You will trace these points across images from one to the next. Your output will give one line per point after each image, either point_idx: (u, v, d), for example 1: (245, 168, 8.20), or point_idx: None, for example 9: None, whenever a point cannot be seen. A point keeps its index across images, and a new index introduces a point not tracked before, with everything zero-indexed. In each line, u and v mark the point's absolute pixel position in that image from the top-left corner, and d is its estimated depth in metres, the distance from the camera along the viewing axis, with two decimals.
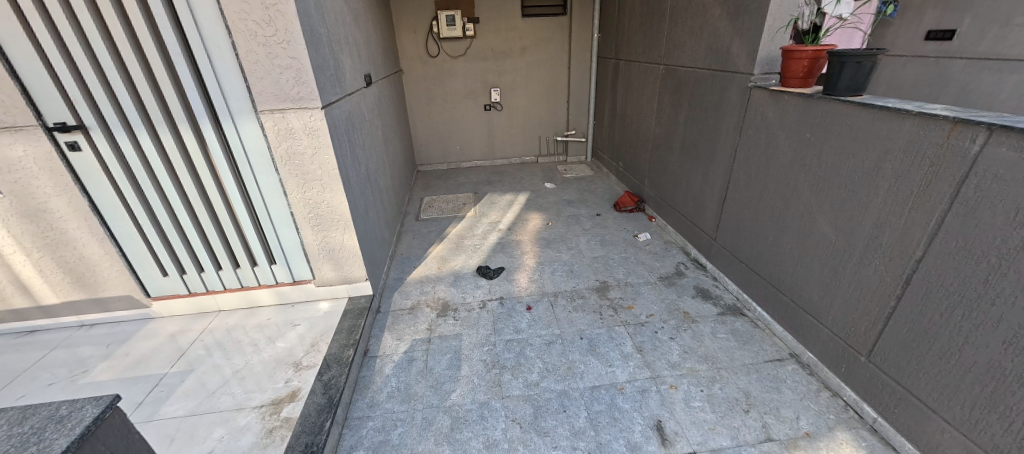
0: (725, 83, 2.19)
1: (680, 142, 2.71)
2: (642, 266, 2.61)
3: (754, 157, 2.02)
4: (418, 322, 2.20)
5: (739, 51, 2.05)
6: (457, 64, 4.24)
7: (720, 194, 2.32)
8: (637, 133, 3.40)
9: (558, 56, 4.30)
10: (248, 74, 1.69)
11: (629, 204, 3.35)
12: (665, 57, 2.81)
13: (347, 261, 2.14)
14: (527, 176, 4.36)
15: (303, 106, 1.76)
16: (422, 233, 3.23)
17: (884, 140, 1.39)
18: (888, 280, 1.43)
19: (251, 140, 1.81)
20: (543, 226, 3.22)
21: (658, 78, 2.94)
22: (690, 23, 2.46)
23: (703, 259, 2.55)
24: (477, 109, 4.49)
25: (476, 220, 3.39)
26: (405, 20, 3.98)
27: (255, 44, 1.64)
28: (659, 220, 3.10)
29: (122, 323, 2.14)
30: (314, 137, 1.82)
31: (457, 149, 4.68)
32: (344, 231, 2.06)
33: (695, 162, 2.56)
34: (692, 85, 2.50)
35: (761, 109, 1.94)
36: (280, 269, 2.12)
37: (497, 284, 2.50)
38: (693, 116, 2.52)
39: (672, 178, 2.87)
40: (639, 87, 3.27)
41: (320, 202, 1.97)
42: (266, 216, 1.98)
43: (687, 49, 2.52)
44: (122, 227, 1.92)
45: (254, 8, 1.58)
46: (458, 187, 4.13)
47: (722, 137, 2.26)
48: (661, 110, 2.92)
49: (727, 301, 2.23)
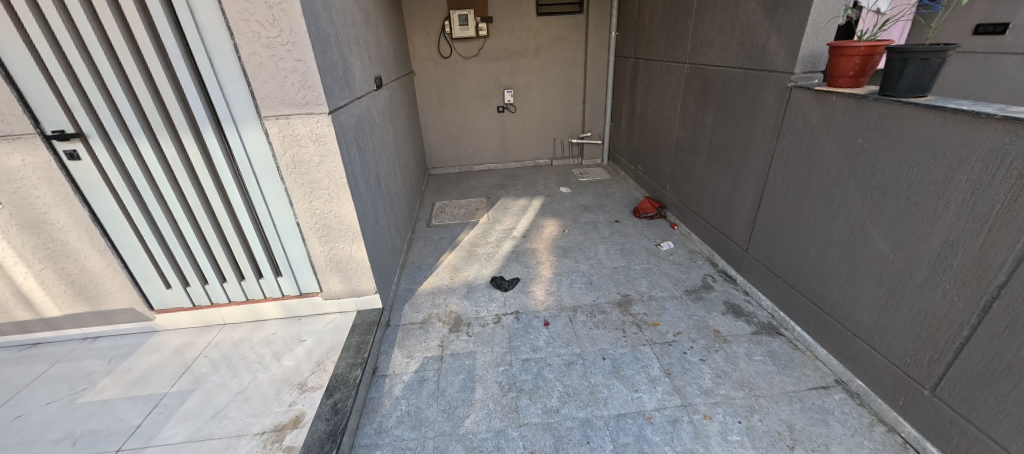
0: (760, 82, 2.02)
1: (706, 146, 2.55)
2: (666, 278, 2.45)
3: (794, 164, 1.86)
4: (429, 337, 2.09)
5: (778, 47, 1.89)
6: (470, 65, 4.13)
7: (754, 202, 2.16)
8: (658, 135, 3.23)
9: (574, 56, 4.16)
10: (251, 78, 1.58)
11: (649, 210, 3.20)
12: (690, 55, 2.65)
13: (356, 273, 2.04)
14: (541, 180, 4.22)
15: (309, 111, 1.65)
16: (433, 240, 3.12)
17: (958, 147, 1.23)
18: (960, 306, 1.26)
19: (255, 148, 1.72)
20: (559, 233, 3.09)
21: (682, 77, 2.77)
22: (720, 19, 2.30)
23: (732, 271, 2.39)
24: (490, 110, 4.37)
25: (489, 226, 3.27)
26: (417, 20, 3.88)
27: (259, 46, 1.53)
28: (683, 227, 2.94)
29: (126, 336, 2.08)
30: (321, 144, 1.72)
31: (470, 152, 4.57)
32: (352, 242, 1.95)
33: (723, 167, 2.39)
34: (721, 85, 2.34)
35: (803, 111, 1.77)
36: (286, 281, 2.03)
37: (513, 297, 2.38)
38: (722, 118, 2.35)
39: (698, 184, 2.70)
40: (661, 87, 3.11)
41: (328, 213, 1.87)
42: (272, 227, 1.89)
43: (716, 47, 2.36)
44: (124, 238, 1.85)
45: (257, 8, 1.48)
46: (470, 192, 4.02)
47: (756, 140, 2.09)
48: (685, 111, 2.76)
49: (760, 318, 2.06)
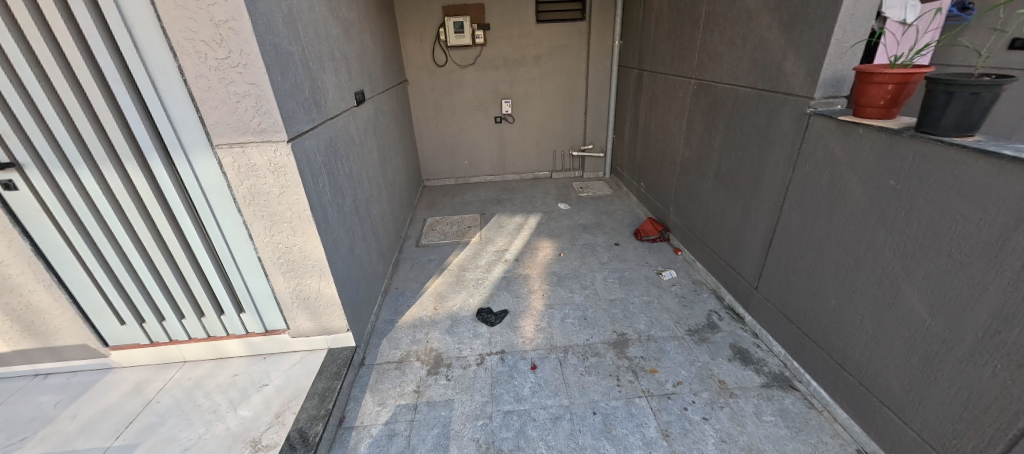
0: (774, 106, 1.81)
1: (714, 169, 2.34)
2: (667, 314, 2.24)
3: (812, 199, 1.65)
4: (405, 380, 1.91)
5: (795, 67, 1.68)
6: (466, 74, 3.95)
7: (765, 237, 1.95)
8: (662, 153, 3.03)
9: (575, 65, 3.96)
10: (200, 103, 1.42)
11: (651, 233, 3.00)
12: (697, 70, 2.44)
13: (325, 311, 1.87)
14: (539, 194, 4.03)
15: (266, 139, 1.48)
16: (421, 262, 2.94)
17: (1017, 203, 1.02)
18: (1014, 392, 1.05)
19: (208, 178, 1.55)
20: (554, 257, 2.90)
21: (688, 93, 2.56)
22: (731, 32, 2.09)
23: (740, 309, 2.18)
24: (487, 120, 4.18)
25: (481, 247, 3.09)
26: (411, 27, 3.71)
27: (206, 68, 1.37)
28: (687, 254, 2.73)
29: (79, 373, 1.92)
30: (280, 175, 1.55)
31: (466, 164, 4.39)
32: (320, 278, 1.78)
33: (732, 194, 2.19)
34: (731, 104, 2.13)
35: (824, 141, 1.57)
36: (249, 318, 1.87)
37: (499, 333, 2.19)
38: (732, 141, 2.15)
39: (704, 209, 2.49)
40: (665, 103, 2.91)
41: (292, 247, 1.70)
42: (232, 262, 1.72)
43: (726, 63, 2.15)
44: (72, 272, 1.69)
45: (202, 26, 1.31)
46: (465, 207, 3.84)
47: (768, 168, 1.89)
48: (692, 130, 2.56)
49: (771, 368, 1.85)
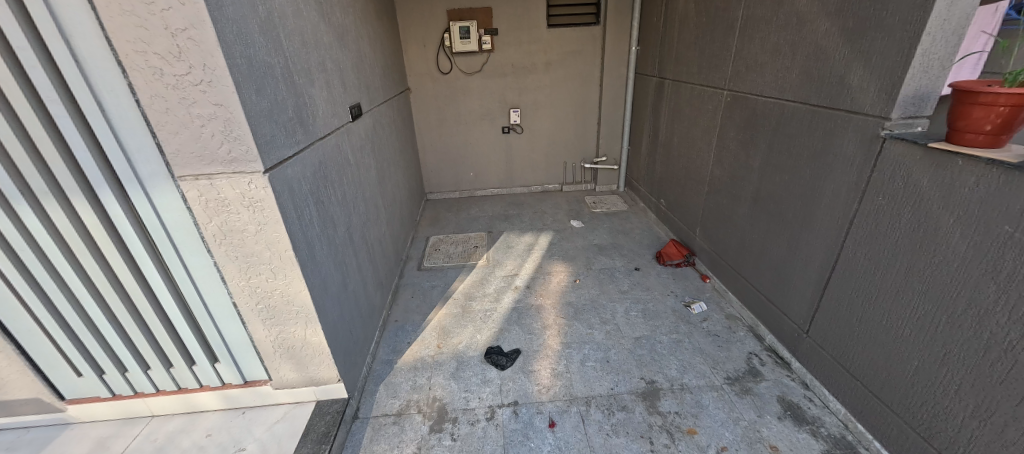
0: (834, 126, 1.56)
1: (752, 193, 2.08)
2: (702, 358, 1.98)
3: (887, 238, 1.39)
4: (403, 440, 1.65)
5: (865, 82, 1.43)
6: (472, 82, 3.71)
7: (821, 275, 1.69)
8: (686, 170, 2.78)
9: (588, 73, 3.72)
10: (157, 128, 1.17)
11: (674, 257, 2.74)
12: (731, 80, 2.18)
13: (312, 361, 1.62)
14: (550, 210, 3.77)
15: (238, 170, 1.24)
16: (423, 289, 2.69)
17: None
18: None
19: (172, 214, 1.30)
20: (569, 284, 2.64)
21: (720, 106, 2.31)
22: (776, 39, 1.83)
23: (785, 353, 1.92)
24: (494, 131, 3.94)
25: (489, 271, 2.84)
26: (413, 32, 3.48)
27: (163, 86, 1.13)
28: (717, 283, 2.47)
29: (33, 430, 1.68)
30: (256, 210, 1.31)
31: (471, 176, 4.15)
32: (305, 326, 1.53)
33: (775, 223, 1.93)
34: (775, 121, 1.87)
35: (908, 171, 1.31)
36: (225, 369, 1.62)
37: (511, 379, 1.93)
38: (776, 163, 1.89)
39: (739, 236, 2.22)
40: (690, 116, 2.66)
41: (273, 292, 1.45)
42: (202, 308, 1.48)
43: (768, 74, 1.89)
44: (17, 321, 1.45)
45: (156, 36, 1.07)
46: (470, 224, 3.59)
47: (825, 197, 1.63)
48: (723, 147, 2.30)
49: (831, 430, 1.58)
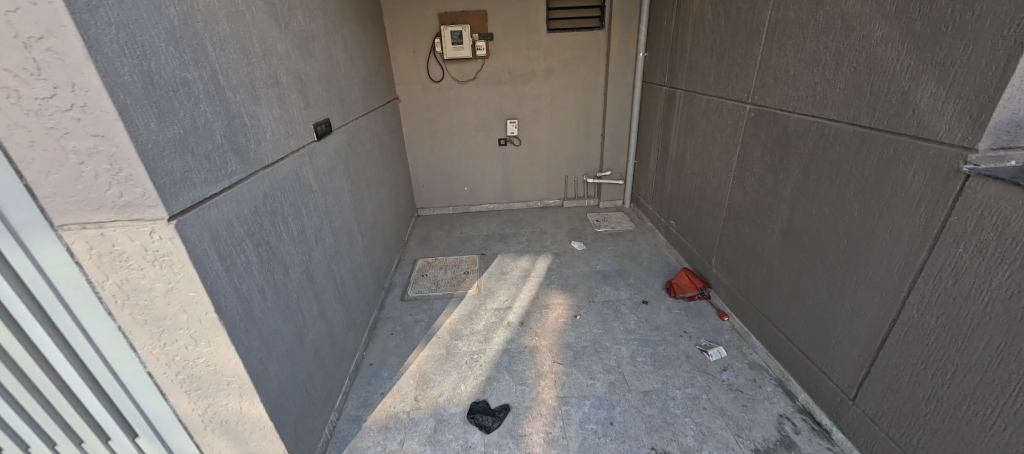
0: (895, 154, 1.26)
1: (781, 225, 1.78)
2: (723, 421, 1.67)
3: (971, 301, 1.09)
4: None
5: (941, 103, 1.13)
6: (466, 90, 3.43)
7: (874, 335, 1.38)
8: (701, 192, 2.47)
9: (591, 81, 3.44)
10: (22, 166, 0.90)
11: (687, 289, 2.43)
12: (757, 94, 1.88)
13: (252, 436, 1.33)
14: (549, 229, 3.48)
15: (134, 218, 0.96)
16: (404, 324, 2.40)
17: None
18: None
19: (62, 270, 1.02)
20: (568, 320, 2.34)
21: (741, 122, 2.01)
22: (814, 47, 1.54)
23: (824, 419, 1.60)
24: (490, 143, 3.65)
25: (479, 303, 2.55)
26: (402, 36, 3.21)
27: (21, 113, 0.85)
28: (738, 323, 2.16)
29: None
30: (164, 266, 1.03)
31: (466, 191, 3.86)
32: (239, 398, 1.25)
33: (811, 262, 1.63)
34: (812, 144, 1.57)
35: (1005, 220, 1.00)
36: (147, 446, 1.33)
37: (498, 446, 1.64)
38: (813, 192, 1.58)
39: (765, 273, 1.92)
40: (706, 132, 2.37)
41: (195, 360, 1.17)
42: (111, 378, 1.19)
43: (803, 89, 1.60)
44: None
45: (5, 48, 0.80)
46: (462, 245, 3.30)
47: (881, 239, 1.32)
48: (745, 170, 2.00)
49: None
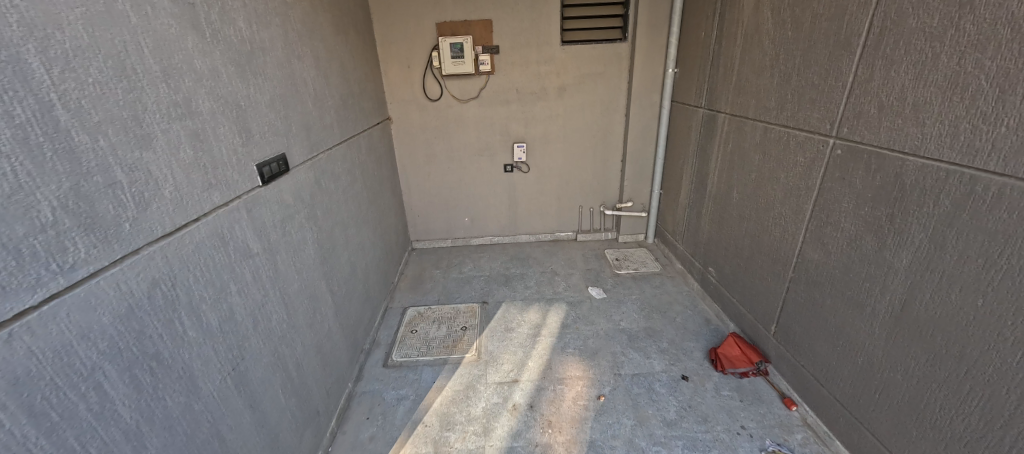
0: None
1: (889, 307, 1.30)
2: None
3: None
4: None
5: None
6: (467, 110, 3.00)
7: None
8: (754, 240, 2.00)
9: (611, 101, 3.00)
10: None
11: (738, 363, 1.94)
12: (846, 126, 1.42)
13: None
14: (562, 269, 3.00)
15: None
16: (384, 403, 1.92)
17: None
18: None
19: None
20: (590, 403, 1.85)
21: (820, 161, 1.55)
22: (958, 67, 1.08)
23: None
24: (495, 169, 3.21)
25: (479, 373, 2.07)
26: (394, 49, 2.80)
27: None
28: (813, 418, 1.66)
29: None
30: None
31: (467, 222, 3.41)
32: None
33: (948, 370, 1.15)
34: (954, 203, 1.10)
35: None
36: None
37: None
38: (954, 273, 1.11)
39: (859, 364, 1.43)
40: (763, 168, 1.90)
41: None
42: None
43: (935, 124, 1.13)
44: None
45: None
46: (461, 289, 2.83)
47: None
48: (828, 223, 1.53)
49: None
